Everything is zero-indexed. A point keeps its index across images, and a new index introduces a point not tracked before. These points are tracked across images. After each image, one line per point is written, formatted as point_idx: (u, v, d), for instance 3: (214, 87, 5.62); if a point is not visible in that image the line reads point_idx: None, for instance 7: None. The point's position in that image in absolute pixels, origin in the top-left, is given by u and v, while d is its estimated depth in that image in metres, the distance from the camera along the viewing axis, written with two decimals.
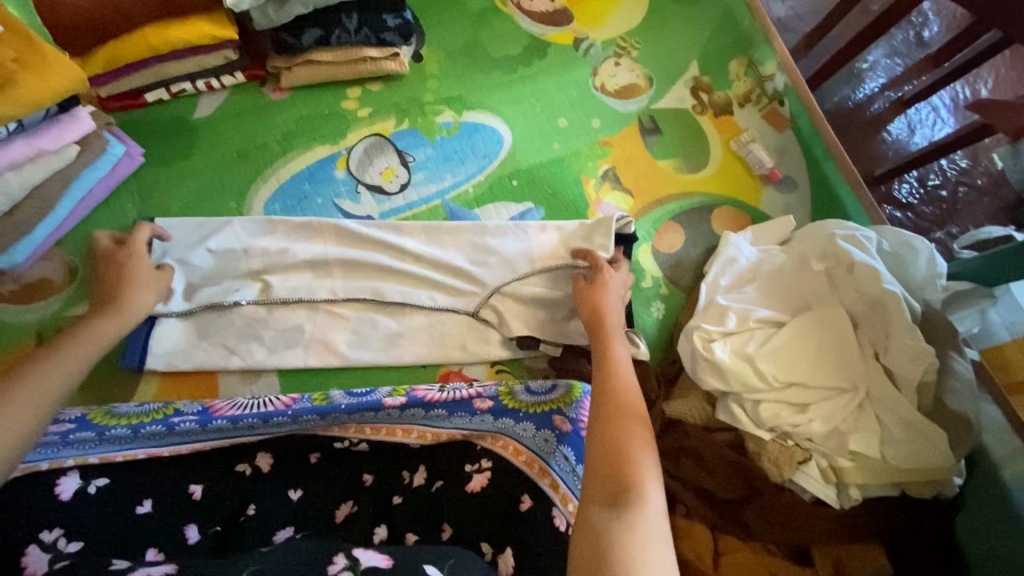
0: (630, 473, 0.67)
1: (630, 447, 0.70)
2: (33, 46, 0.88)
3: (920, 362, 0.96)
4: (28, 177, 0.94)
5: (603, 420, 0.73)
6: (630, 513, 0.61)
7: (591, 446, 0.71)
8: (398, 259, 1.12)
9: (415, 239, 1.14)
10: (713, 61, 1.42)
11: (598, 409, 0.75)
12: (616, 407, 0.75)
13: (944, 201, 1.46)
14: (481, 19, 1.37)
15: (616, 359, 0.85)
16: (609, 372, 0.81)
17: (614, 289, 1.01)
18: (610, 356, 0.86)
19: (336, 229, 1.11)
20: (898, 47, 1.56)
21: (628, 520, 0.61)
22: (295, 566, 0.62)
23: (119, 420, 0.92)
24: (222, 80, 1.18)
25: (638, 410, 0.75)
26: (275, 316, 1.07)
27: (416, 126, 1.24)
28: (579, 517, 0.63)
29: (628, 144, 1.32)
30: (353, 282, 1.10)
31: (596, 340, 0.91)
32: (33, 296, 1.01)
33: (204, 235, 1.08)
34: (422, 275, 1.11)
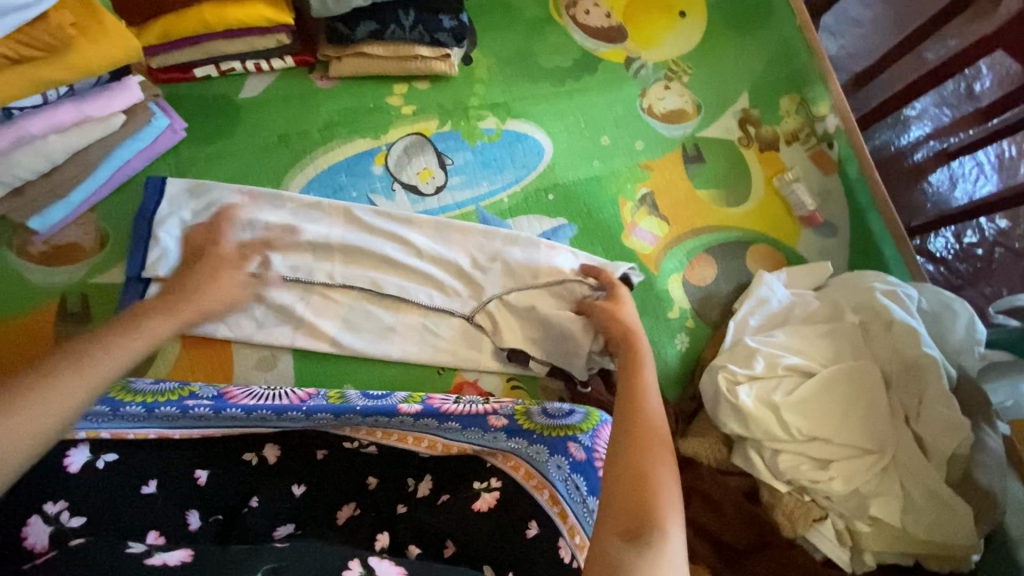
0: (652, 506, 0.63)
1: (653, 475, 0.65)
2: (92, 12, 0.86)
3: (954, 434, 0.94)
4: (72, 141, 0.92)
5: (624, 437, 0.69)
6: (649, 550, 0.58)
7: (612, 470, 0.67)
8: (406, 253, 1.10)
9: (425, 233, 1.12)
10: (765, 95, 1.39)
11: (622, 429, 0.70)
12: (641, 426, 0.71)
13: (979, 260, 1.41)
14: (534, 27, 1.34)
15: (644, 370, 0.80)
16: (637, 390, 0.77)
17: (628, 306, 0.99)
18: (638, 366, 0.81)
19: (346, 212, 1.10)
20: (947, 98, 1.51)
21: (647, 558, 0.57)
22: (313, 566, 0.62)
23: (133, 398, 0.91)
24: (271, 63, 1.17)
25: (662, 432, 0.71)
26: (294, 306, 1.06)
27: (458, 129, 1.23)
28: (593, 545, 0.60)
29: (669, 170, 1.30)
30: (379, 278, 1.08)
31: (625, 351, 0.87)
32: (60, 259, 1.01)
33: (205, 203, 1.05)
34: (428, 270, 1.09)
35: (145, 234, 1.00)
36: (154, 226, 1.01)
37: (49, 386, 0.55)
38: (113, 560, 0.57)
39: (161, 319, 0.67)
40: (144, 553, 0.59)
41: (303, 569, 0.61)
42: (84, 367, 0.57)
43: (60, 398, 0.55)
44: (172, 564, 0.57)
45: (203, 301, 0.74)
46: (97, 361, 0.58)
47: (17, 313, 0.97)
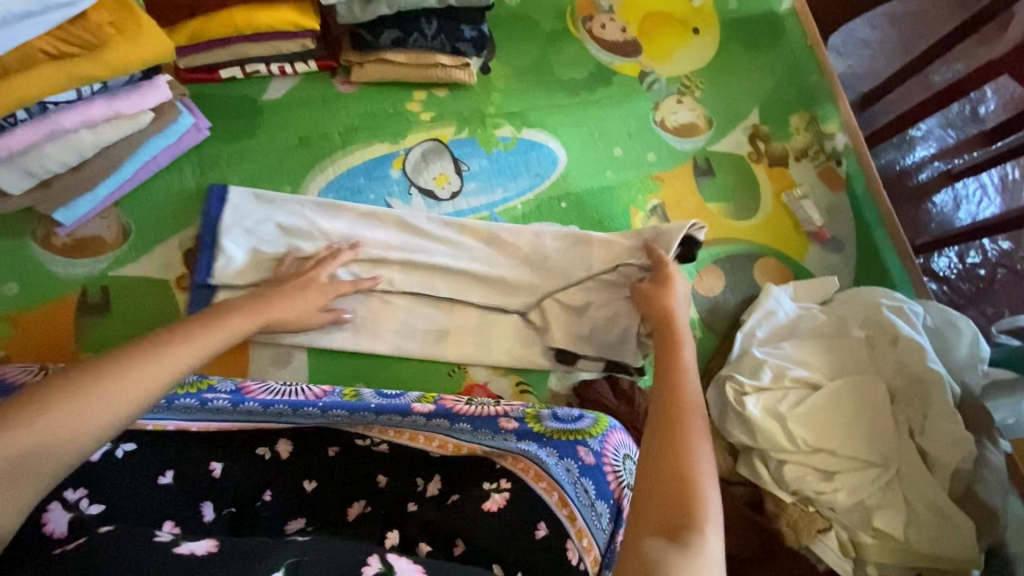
0: (693, 505, 0.60)
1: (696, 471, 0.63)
2: (130, 11, 0.89)
3: (958, 449, 0.96)
4: (102, 137, 0.94)
5: (664, 430, 0.67)
6: (690, 550, 0.56)
7: (652, 463, 0.64)
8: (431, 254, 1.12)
9: (473, 237, 1.14)
10: (775, 111, 1.41)
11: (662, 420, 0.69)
12: (682, 419, 0.68)
13: (982, 280, 1.43)
14: (551, 39, 1.37)
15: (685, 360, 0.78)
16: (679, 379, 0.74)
17: (680, 295, 0.98)
18: (679, 358, 0.79)
19: (361, 210, 1.11)
20: (953, 120, 1.53)
21: (688, 559, 0.55)
22: (330, 567, 0.63)
23: (184, 389, 0.93)
24: (294, 67, 1.19)
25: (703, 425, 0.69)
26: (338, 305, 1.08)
27: (475, 137, 1.25)
28: (633, 544, 0.58)
29: (681, 183, 1.32)
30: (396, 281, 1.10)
31: (666, 343, 0.84)
32: (81, 251, 1.03)
33: (270, 206, 1.09)
34: (446, 274, 1.12)
35: (211, 241, 1.05)
36: (219, 234, 1.05)
37: (141, 367, 0.64)
38: (141, 548, 0.57)
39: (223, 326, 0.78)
40: (170, 543, 0.59)
41: (321, 570, 0.62)
42: (168, 357, 0.67)
43: (146, 379, 0.63)
44: (200, 555, 0.58)
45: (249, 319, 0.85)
46: (180, 352, 0.68)
47: (40, 303, 0.99)
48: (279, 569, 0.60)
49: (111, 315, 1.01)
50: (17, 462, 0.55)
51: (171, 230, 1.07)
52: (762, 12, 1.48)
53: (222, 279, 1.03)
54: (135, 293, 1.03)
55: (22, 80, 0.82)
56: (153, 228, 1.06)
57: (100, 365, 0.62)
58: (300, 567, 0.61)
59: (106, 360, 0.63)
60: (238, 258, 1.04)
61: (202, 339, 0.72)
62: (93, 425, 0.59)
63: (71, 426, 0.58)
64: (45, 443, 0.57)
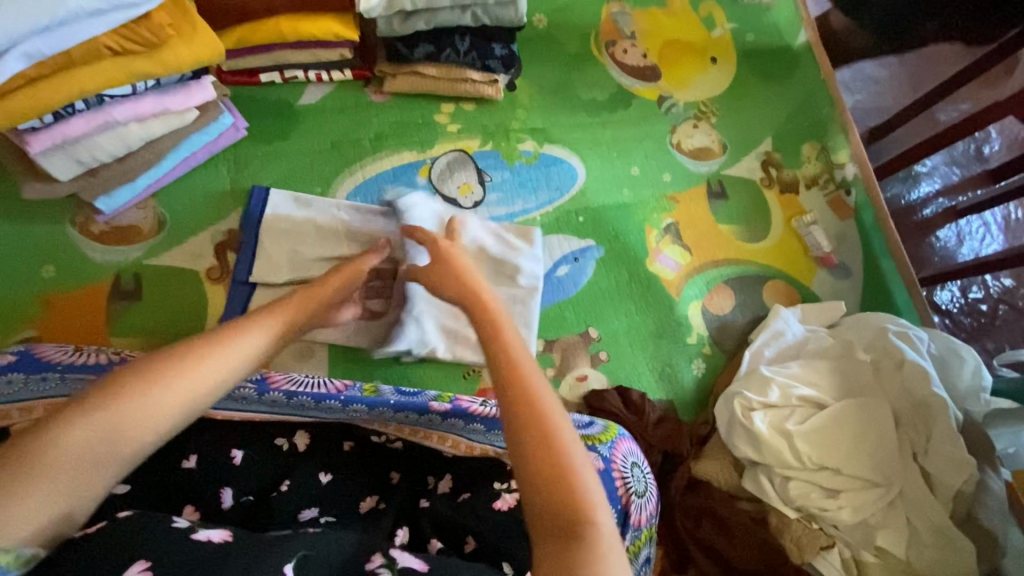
0: (577, 492, 0.57)
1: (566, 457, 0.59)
2: (187, 15, 0.93)
3: (960, 472, 0.97)
4: (149, 130, 0.99)
5: (526, 437, 0.60)
6: (587, 546, 0.54)
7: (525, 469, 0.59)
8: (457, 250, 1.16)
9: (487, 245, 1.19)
10: (788, 140, 1.46)
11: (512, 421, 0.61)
12: (534, 412, 0.61)
13: (984, 316, 1.46)
14: (574, 61, 1.42)
15: (506, 334, 0.70)
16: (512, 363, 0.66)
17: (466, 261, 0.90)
18: (502, 337, 0.69)
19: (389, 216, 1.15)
20: (957, 157, 1.55)
21: (588, 553, 0.54)
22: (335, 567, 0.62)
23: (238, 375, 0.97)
24: (331, 75, 1.24)
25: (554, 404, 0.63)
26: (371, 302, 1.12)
27: (499, 149, 1.30)
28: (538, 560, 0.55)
29: (694, 204, 1.36)
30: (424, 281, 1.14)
31: (479, 322, 0.73)
32: (118, 239, 1.08)
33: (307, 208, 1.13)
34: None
35: (253, 241, 1.09)
36: (261, 235, 1.09)
37: (190, 364, 0.66)
38: (160, 533, 0.57)
39: (280, 317, 0.79)
40: (188, 528, 0.59)
41: (324, 567, 0.61)
42: (215, 353, 0.68)
43: (209, 373, 0.67)
44: (215, 542, 0.58)
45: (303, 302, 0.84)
46: (235, 347, 0.70)
47: (78, 286, 1.04)
48: (292, 558, 0.59)
49: (143, 301, 1.05)
50: (96, 447, 0.59)
51: (205, 224, 1.12)
52: (778, 45, 1.53)
53: (265, 278, 1.07)
54: (168, 281, 1.07)
55: (83, 73, 0.87)
56: (187, 221, 1.11)
57: (161, 359, 0.65)
58: (307, 562, 0.60)
59: (170, 356, 0.66)
60: (278, 260, 1.08)
61: (255, 333, 0.74)
62: (161, 417, 0.63)
63: (141, 418, 0.61)
64: (118, 429, 0.60)
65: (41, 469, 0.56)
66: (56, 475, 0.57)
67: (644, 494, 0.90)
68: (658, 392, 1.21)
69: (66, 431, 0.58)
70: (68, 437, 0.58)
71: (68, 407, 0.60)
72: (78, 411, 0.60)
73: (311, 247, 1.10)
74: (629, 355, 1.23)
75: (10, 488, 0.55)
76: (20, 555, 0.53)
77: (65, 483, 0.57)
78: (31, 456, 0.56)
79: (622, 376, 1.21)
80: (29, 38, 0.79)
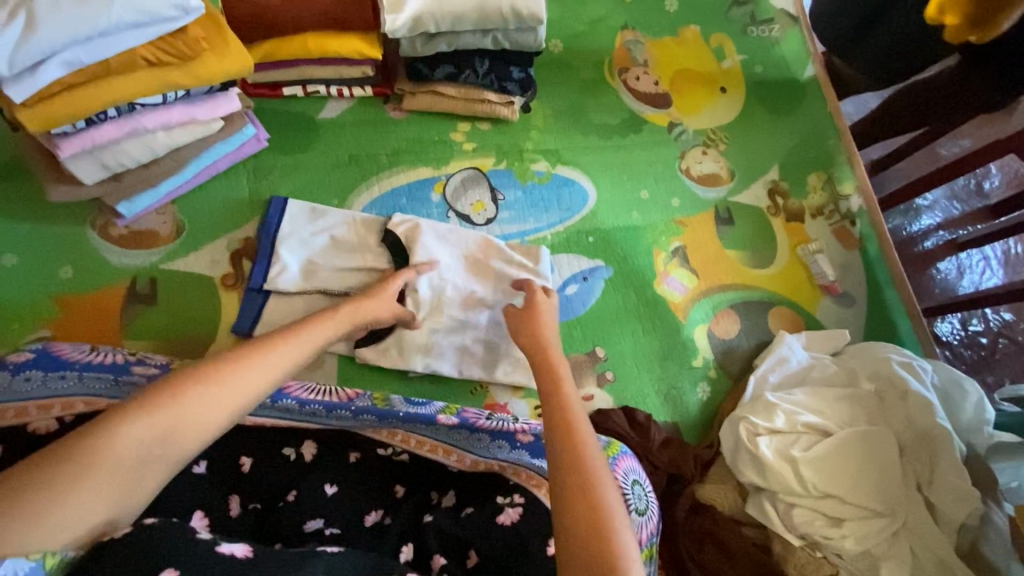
0: (610, 544, 0.63)
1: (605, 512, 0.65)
2: (221, 30, 0.97)
3: (964, 504, 0.98)
4: (174, 138, 1.02)
5: (570, 489, 0.67)
6: None
7: (566, 518, 0.65)
8: (467, 274, 1.17)
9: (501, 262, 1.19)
10: (795, 169, 1.49)
11: (561, 472, 0.69)
12: (580, 466, 0.69)
13: (984, 348, 1.47)
14: (588, 85, 1.46)
15: (565, 393, 0.79)
16: (565, 421, 0.74)
17: (550, 322, 0.99)
18: (563, 397, 0.78)
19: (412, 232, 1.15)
20: (958, 192, 1.57)
21: None
22: None
23: None
24: (352, 91, 1.27)
25: (598, 461, 0.70)
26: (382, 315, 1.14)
27: (512, 169, 1.32)
28: None
29: (702, 229, 1.39)
30: (441, 294, 1.14)
31: (544, 380, 0.83)
32: (136, 243, 1.10)
33: (323, 220, 1.15)
34: (476, 295, 1.16)
35: (269, 249, 1.11)
36: (277, 243, 1.11)
37: (239, 372, 0.72)
38: (186, 545, 0.58)
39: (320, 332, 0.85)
40: (213, 540, 0.61)
41: None
42: (261, 363, 0.75)
43: (243, 388, 0.72)
44: (239, 557, 0.60)
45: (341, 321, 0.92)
46: (270, 360, 0.76)
47: (95, 288, 1.06)
48: None
49: (157, 305, 1.07)
50: (144, 451, 0.64)
51: (223, 232, 1.14)
52: (785, 78, 1.58)
53: (279, 287, 1.08)
54: (184, 287, 1.09)
55: (119, 81, 0.90)
56: (204, 227, 1.14)
57: (212, 367, 0.71)
58: None
59: (218, 363, 0.72)
60: (293, 270, 1.10)
61: (294, 345, 0.80)
62: (203, 425, 0.68)
63: (187, 424, 0.67)
64: (167, 435, 0.66)
65: (96, 468, 0.61)
66: (110, 477, 0.62)
67: (645, 512, 0.90)
68: (663, 413, 1.22)
69: (116, 434, 0.63)
70: (119, 440, 0.63)
71: (117, 409, 0.65)
72: (131, 412, 0.65)
73: (326, 258, 1.12)
74: (635, 376, 1.23)
75: (66, 486, 0.59)
76: (63, 558, 0.57)
77: (115, 486, 0.62)
78: (85, 456, 0.61)
79: (628, 396, 1.22)
80: (72, 48, 0.83)
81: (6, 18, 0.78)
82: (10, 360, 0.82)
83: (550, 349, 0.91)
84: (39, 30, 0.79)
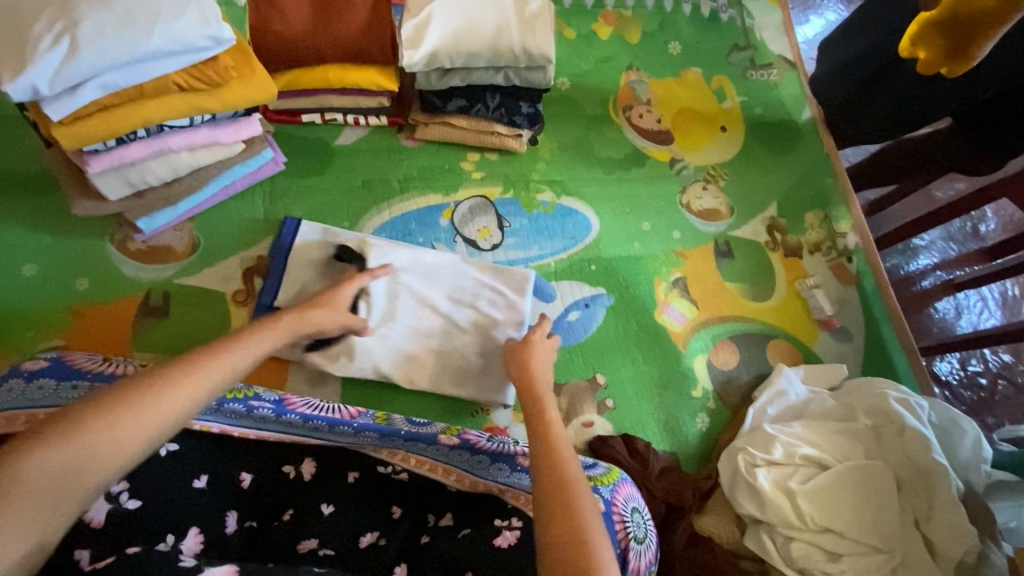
0: (589, 553, 0.66)
1: (584, 523, 0.69)
2: (248, 61, 1.03)
3: (962, 541, 0.98)
4: (198, 159, 1.08)
5: (552, 499, 0.71)
6: None
7: (547, 531, 0.68)
8: (422, 278, 1.20)
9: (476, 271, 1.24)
10: (793, 207, 1.53)
11: (543, 486, 0.73)
12: (561, 480, 0.73)
13: (983, 389, 1.47)
14: (594, 122, 1.52)
15: (548, 413, 0.84)
16: (547, 441, 0.79)
17: (542, 356, 1.04)
18: (544, 416, 0.83)
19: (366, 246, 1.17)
20: (954, 233, 1.61)
21: None
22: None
23: None
24: (368, 120, 1.33)
25: (574, 478, 0.73)
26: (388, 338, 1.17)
27: (518, 198, 1.37)
28: None
29: (701, 261, 1.42)
30: (395, 298, 1.17)
31: (529, 404, 0.88)
32: (153, 258, 1.14)
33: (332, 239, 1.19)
34: (431, 300, 1.19)
35: (280, 269, 1.15)
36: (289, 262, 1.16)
37: (168, 391, 0.68)
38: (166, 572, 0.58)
39: (259, 342, 0.82)
40: (196, 566, 0.60)
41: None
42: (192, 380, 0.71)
43: (173, 404, 0.68)
44: None
45: (285, 328, 0.89)
46: (200, 376, 0.72)
47: (109, 300, 1.10)
48: None
49: (168, 318, 1.11)
50: (65, 470, 0.60)
51: (237, 250, 1.18)
52: (784, 119, 1.64)
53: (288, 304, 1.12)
54: (197, 302, 1.13)
55: (150, 105, 0.95)
56: (220, 245, 1.18)
57: (136, 387, 0.67)
58: None
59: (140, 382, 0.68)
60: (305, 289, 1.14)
61: (227, 359, 0.75)
62: (131, 447, 0.64)
63: (110, 448, 0.63)
64: (86, 459, 0.62)
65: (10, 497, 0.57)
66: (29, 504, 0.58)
67: (644, 541, 0.89)
68: (662, 443, 1.23)
69: (34, 455, 0.59)
70: (42, 456, 0.59)
71: (27, 435, 0.61)
72: (41, 439, 0.60)
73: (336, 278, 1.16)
74: (634, 405, 1.25)
75: None
76: None
77: (34, 510, 0.58)
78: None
79: (627, 425, 1.23)
80: (109, 72, 0.88)
81: (51, 42, 0.83)
82: (25, 367, 0.85)
83: (537, 375, 0.97)
84: (81, 55, 0.84)
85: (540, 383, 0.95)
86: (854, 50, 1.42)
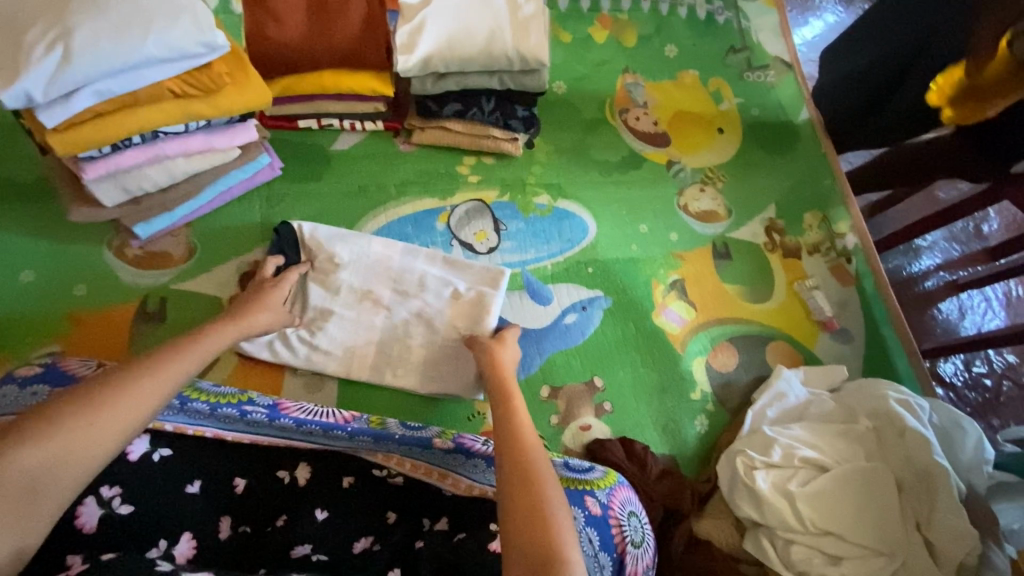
0: (552, 537, 0.67)
1: (548, 508, 0.70)
2: (243, 66, 1.03)
3: (963, 543, 0.97)
4: (194, 164, 1.09)
5: (518, 484, 0.72)
6: None
7: (511, 516, 0.69)
8: (365, 272, 1.20)
9: (433, 266, 1.24)
10: (790, 207, 1.53)
11: (507, 471, 0.74)
12: (527, 467, 0.74)
13: (988, 391, 1.45)
14: (590, 125, 1.52)
15: (515, 403, 0.86)
16: (514, 429, 0.80)
17: (512, 354, 1.06)
18: (511, 407, 0.85)
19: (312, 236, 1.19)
20: (957, 234, 1.56)
21: None
22: None
23: (201, 394, 0.93)
24: (364, 125, 1.33)
25: (540, 465, 0.75)
26: (385, 342, 1.18)
27: (515, 202, 1.37)
28: None
29: (700, 264, 1.41)
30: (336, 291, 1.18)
31: (496, 396, 0.90)
32: (150, 264, 1.15)
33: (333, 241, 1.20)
34: (374, 293, 1.20)
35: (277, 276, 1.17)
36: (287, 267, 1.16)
37: (128, 393, 0.73)
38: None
39: (205, 347, 0.86)
40: None
41: None
42: (148, 382, 0.75)
43: (137, 404, 0.73)
44: None
45: (228, 334, 0.95)
46: (155, 378, 0.76)
47: (106, 306, 1.10)
48: None
49: (165, 324, 1.11)
50: (42, 470, 0.65)
51: (233, 255, 1.19)
52: (782, 120, 1.63)
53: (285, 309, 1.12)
54: (194, 308, 1.13)
55: (145, 112, 0.96)
56: (217, 250, 1.18)
57: (92, 391, 0.71)
58: None
59: (98, 387, 0.72)
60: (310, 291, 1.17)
61: (177, 363, 0.80)
62: (98, 445, 0.69)
63: (79, 446, 0.67)
64: (60, 459, 0.66)
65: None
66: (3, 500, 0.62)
67: (641, 545, 0.88)
68: (660, 446, 1.22)
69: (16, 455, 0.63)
70: (20, 456, 0.64)
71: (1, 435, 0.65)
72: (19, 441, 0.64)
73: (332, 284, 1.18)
74: (633, 408, 1.24)
75: None
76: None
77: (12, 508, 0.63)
78: None
79: (626, 427, 1.22)
80: (104, 79, 0.89)
81: (44, 50, 0.83)
82: (20, 374, 0.86)
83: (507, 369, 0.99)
84: (76, 62, 0.84)
85: (508, 376, 0.96)
86: (852, 63, 1.40)
